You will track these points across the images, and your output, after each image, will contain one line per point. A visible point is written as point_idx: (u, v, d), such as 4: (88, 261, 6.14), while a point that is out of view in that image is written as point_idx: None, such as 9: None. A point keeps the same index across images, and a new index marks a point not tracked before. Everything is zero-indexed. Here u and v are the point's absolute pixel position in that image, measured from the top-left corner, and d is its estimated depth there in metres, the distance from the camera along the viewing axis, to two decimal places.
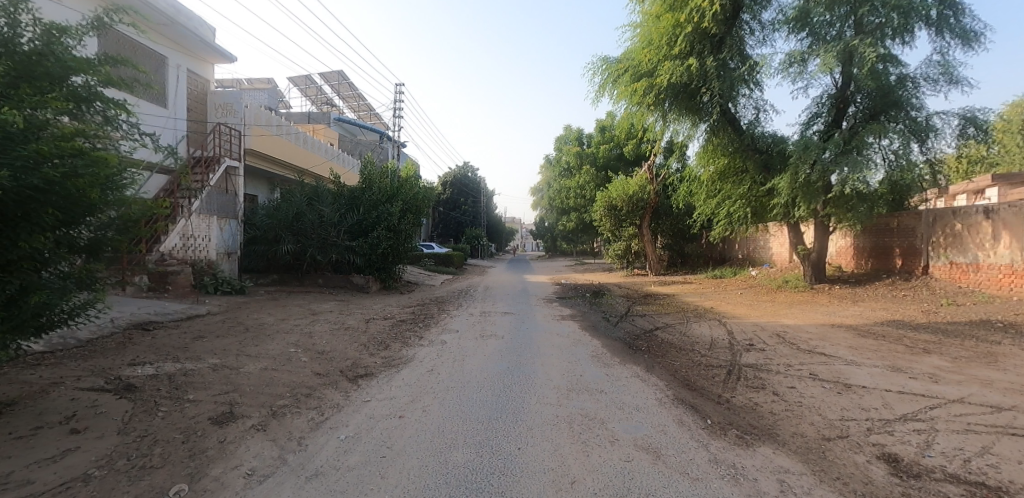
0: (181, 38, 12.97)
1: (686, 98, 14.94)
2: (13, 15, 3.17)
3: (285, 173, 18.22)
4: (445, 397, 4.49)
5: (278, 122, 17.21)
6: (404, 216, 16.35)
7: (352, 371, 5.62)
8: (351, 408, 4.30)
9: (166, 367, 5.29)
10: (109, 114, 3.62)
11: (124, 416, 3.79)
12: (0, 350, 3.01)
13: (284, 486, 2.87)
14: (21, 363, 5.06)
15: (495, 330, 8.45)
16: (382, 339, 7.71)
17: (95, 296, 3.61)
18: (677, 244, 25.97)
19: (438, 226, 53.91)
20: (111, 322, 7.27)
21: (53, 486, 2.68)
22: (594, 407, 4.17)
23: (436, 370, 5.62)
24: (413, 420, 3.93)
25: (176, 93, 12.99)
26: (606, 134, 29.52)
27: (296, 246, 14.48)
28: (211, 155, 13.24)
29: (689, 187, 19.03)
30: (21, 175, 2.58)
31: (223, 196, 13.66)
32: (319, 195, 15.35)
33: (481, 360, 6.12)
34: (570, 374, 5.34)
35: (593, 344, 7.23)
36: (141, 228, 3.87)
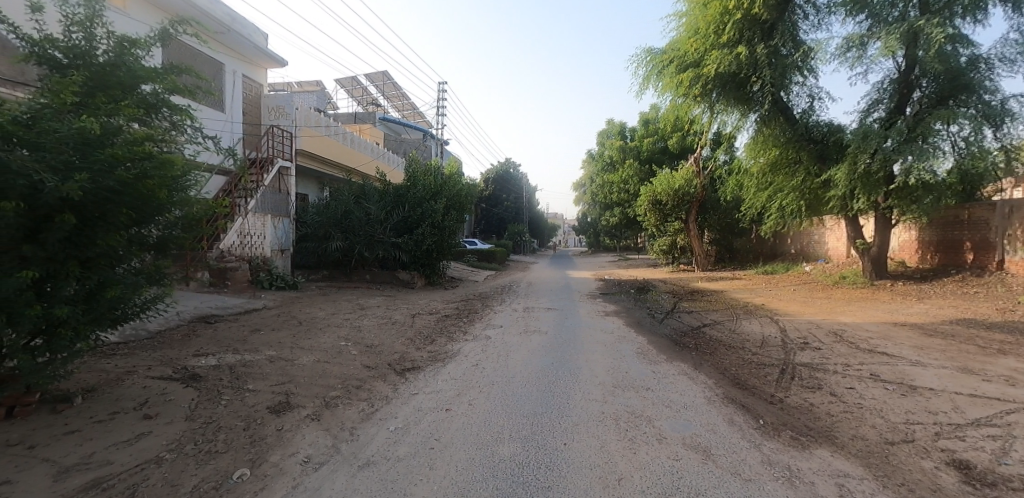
0: (237, 45, 13.51)
1: (735, 88, 14.53)
2: (89, 29, 3.33)
3: (335, 173, 18.83)
4: (491, 392, 4.49)
5: (327, 122, 17.78)
6: (448, 213, 16.44)
7: (399, 365, 5.74)
8: (400, 400, 4.39)
9: (227, 358, 5.55)
10: (175, 120, 3.77)
11: (191, 403, 4.02)
12: (83, 341, 3.31)
13: (338, 475, 3.12)
14: (99, 352, 5.43)
15: (540, 326, 8.46)
16: (428, 333, 7.87)
17: (163, 291, 3.83)
18: (726, 238, 25.09)
19: (480, 222, 54.49)
20: (178, 315, 7.72)
21: (130, 468, 3.02)
22: (641, 404, 4.08)
23: (481, 365, 5.65)
24: (459, 413, 3.97)
25: (233, 98, 13.57)
26: (649, 127, 28.90)
27: (345, 243, 15.02)
28: (265, 156, 13.74)
29: (738, 180, 18.43)
30: (99, 178, 2.94)
31: (277, 195, 14.15)
32: (366, 193, 15.82)
33: (525, 355, 6.10)
34: (614, 371, 5.24)
35: (639, 341, 7.07)
36: (204, 226, 4.07)
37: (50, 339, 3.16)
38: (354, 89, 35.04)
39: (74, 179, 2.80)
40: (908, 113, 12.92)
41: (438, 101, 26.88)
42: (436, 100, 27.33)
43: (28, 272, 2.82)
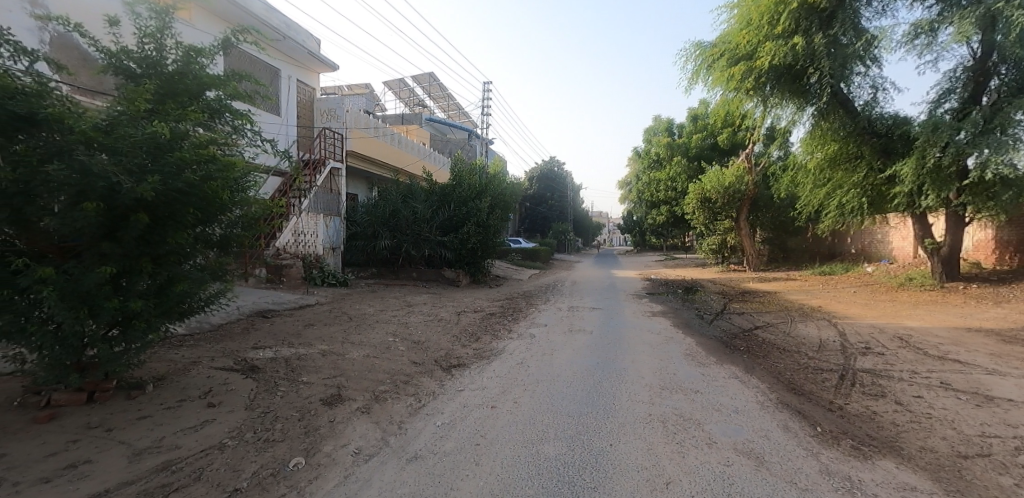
0: (292, 52, 14.10)
1: (790, 80, 13.88)
2: (160, 40, 3.52)
3: (382, 173, 19.35)
4: (536, 390, 4.50)
5: (376, 124, 18.27)
6: (492, 211, 16.47)
7: (445, 361, 5.84)
8: (446, 396, 4.47)
9: (283, 351, 5.81)
10: (236, 124, 3.94)
11: (251, 393, 4.24)
12: (153, 333, 3.54)
13: (387, 467, 3.21)
14: (169, 343, 5.82)
15: (584, 325, 8.40)
16: (473, 331, 7.97)
17: (225, 286, 4.03)
18: (779, 238, 24.57)
19: (524, 221, 54.77)
20: (238, 309, 8.13)
21: (196, 453, 3.24)
22: (689, 407, 3.99)
23: (525, 363, 5.65)
24: (504, 411, 4.00)
25: (288, 102, 14.13)
26: (698, 123, 28.15)
27: (393, 241, 15.54)
28: (317, 157, 14.15)
29: (793, 176, 17.67)
30: (169, 181, 3.15)
31: (328, 195, 14.61)
32: (413, 192, 16.19)
33: (570, 355, 6.05)
34: (661, 372, 5.14)
35: (686, 343, 6.91)
36: (263, 225, 4.27)
37: (125, 329, 3.41)
38: (402, 91, 35.91)
39: (148, 181, 3.00)
40: (984, 104, 12.04)
41: (483, 101, 27.16)
42: (481, 100, 27.61)
43: (103, 268, 3.07)
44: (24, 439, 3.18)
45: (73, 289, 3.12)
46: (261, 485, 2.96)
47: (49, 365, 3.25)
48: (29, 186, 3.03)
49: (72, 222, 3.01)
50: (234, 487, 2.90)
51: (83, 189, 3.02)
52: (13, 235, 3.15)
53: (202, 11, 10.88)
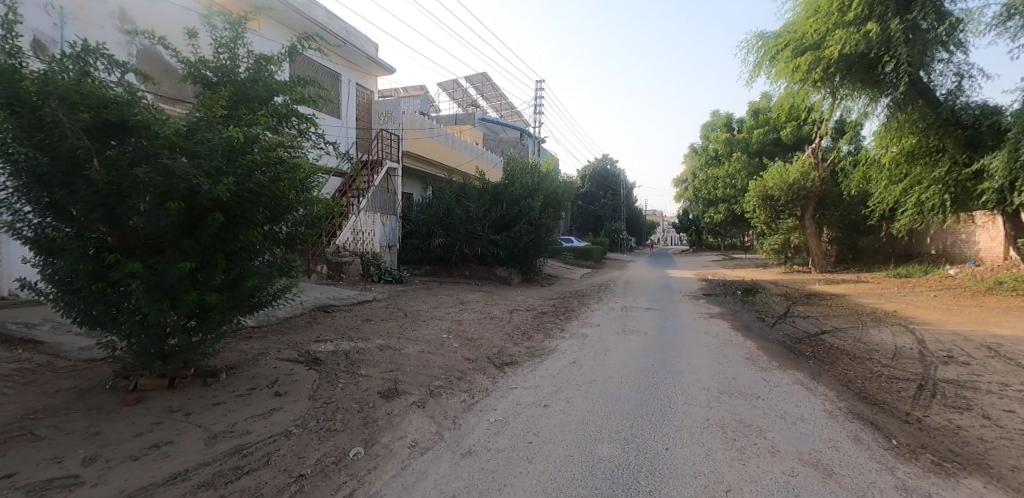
0: (352, 56, 14.63)
1: (864, 69, 12.85)
2: (234, 50, 3.75)
3: (437, 173, 19.70)
4: (588, 390, 4.49)
5: (431, 124, 18.64)
6: (545, 211, 16.64)
7: (498, 359, 5.88)
8: (498, 393, 4.51)
9: (343, 345, 6.05)
10: (301, 128, 4.13)
11: (314, 384, 4.46)
12: (227, 324, 3.79)
13: (442, 460, 3.29)
14: (240, 334, 6.22)
15: (638, 326, 8.19)
16: (525, 329, 8.01)
17: (291, 282, 4.24)
18: (848, 238, 22.85)
19: (576, 220, 54.27)
20: (303, 303, 8.56)
21: (265, 439, 3.45)
22: (750, 413, 3.85)
23: (578, 362, 5.63)
24: (557, 410, 4.02)
25: (347, 105, 14.66)
26: (760, 116, 26.04)
27: (446, 240, 15.99)
28: (376, 158, 14.46)
29: (865, 172, 16.65)
30: (242, 182, 3.35)
31: (385, 194, 15.02)
32: (465, 192, 16.41)
33: (624, 355, 5.97)
34: (720, 376, 4.99)
35: (747, 346, 6.66)
36: (326, 223, 4.46)
37: (202, 320, 3.66)
38: (455, 91, 36.41)
39: (223, 183, 3.19)
40: None
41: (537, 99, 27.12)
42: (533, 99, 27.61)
43: (185, 264, 3.31)
44: (116, 419, 3.50)
45: (159, 282, 3.39)
46: (324, 472, 3.11)
47: (137, 352, 3.54)
48: (121, 187, 3.30)
49: (158, 221, 3.26)
50: (300, 473, 3.07)
51: (167, 190, 3.26)
52: (107, 233, 3.45)
53: (268, 19, 11.39)
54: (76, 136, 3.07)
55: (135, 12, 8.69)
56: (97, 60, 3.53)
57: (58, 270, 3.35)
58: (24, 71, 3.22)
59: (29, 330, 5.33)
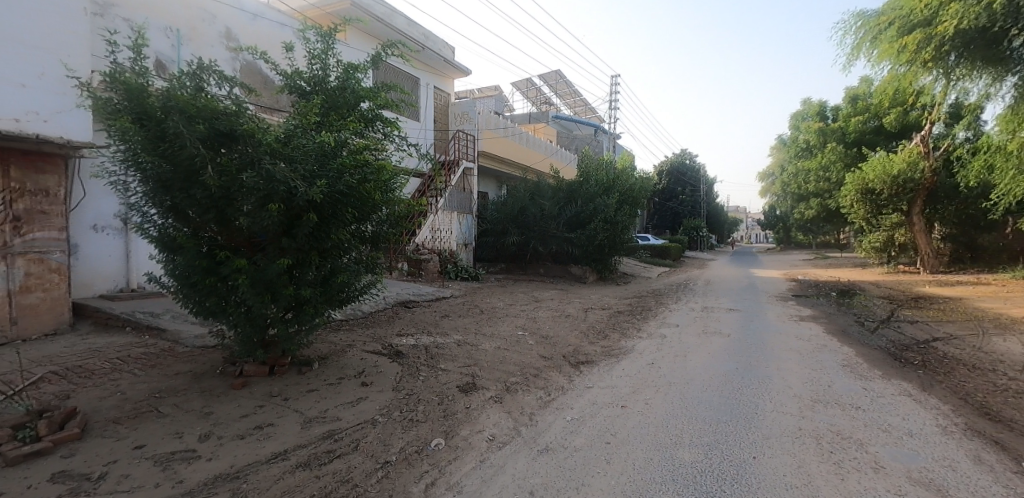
0: (431, 61, 15.29)
1: (987, 45, 10.05)
2: (325, 60, 4.02)
3: (512, 172, 19.84)
4: (667, 393, 4.41)
5: (505, 123, 18.77)
6: (620, 208, 16.28)
7: (573, 357, 5.87)
8: (575, 392, 4.55)
9: (423, 339, 6.32)
10: (385, 131, 4.35)
11: (396, 376, 4.71)
12: (319, 316, 4.08)
13: (520, 456, 3.35)
14: (330, 326, 6.70)
15: (720, 328, 7.81)
16: (601, 327, 7.92)
17: (376, 278, 4.49)
18: (966, 234, 20.72)
19: (653, 217, 50.63)
20: (386, 298, 9.01)
21: (354, 425, 3.68)
22: (849, 426, 3.60)
23: (657, 364, 5.50)
24: (635, 411, 4.01)
25: (427, 108, 15.39)
26: (857, 104, 23.13)
27: (521, 238, 16.25)
28: (453, 159, 14.96)
29: (985, 160, 15.58)
30: (333, 183, 3.58)
31: (462, 194, 15.47)
32: (540, 189, 16.57)
33: (705, 358, 5.76)
34: (814, 383, 4.70)
35: (844, 352, 6.20)
36: (408, 222, 4.67)
37: (298, 313, 3.98)
38: (529, 90, 35.89)
39: (317, 185, 3.43)
40: None
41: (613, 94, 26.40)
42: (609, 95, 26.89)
43: (285, 260, 3.60)
44: (225, 401, 3.89)
45: (262, 277, 3.68)
46: (407, 460, 3.26)
47: (243, 341, 3.90)
48: (230, 191, 3.61)
49: (261, 221, 3.54)
50: (386, 460, 3.24)
51: (268, 193, 3.53)
52: (219, 232, 3.81)
53: (356, 31, 12.16)
54: (194, 145, 3.41)
55: (240, 30, 9.39)
56: (209, 76, 3.89)
57: (177, 265, 3.73)
58: (151, 89, 3.62)
59: (154, 319, 6.03)
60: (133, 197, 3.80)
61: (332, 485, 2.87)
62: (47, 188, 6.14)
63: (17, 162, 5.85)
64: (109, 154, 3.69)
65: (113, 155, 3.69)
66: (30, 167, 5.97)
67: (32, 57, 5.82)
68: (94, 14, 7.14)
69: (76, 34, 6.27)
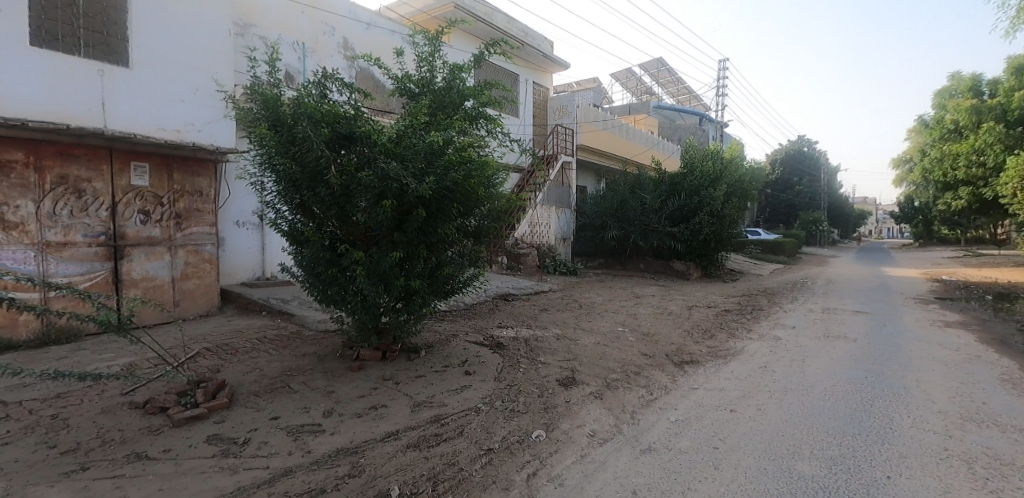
0: (529, 56, 15.69)
1: None
2: (432, 62, 4.23)
3: (612, 164, 19.39)
4: (784, 400, 4.17)
5: (606, 116, 18.34)
6: (728, 200, 15.43)
7: (677, 356, 5.69)
8: (680, 393, 4.44)
9: (522, 332, 6.48)
10: (487, 129, 4.50)
11: (498, 367, 4.88)
12: (427, 307, 4.34)
13: (622, 453, 3.31)
14: (435, 316, 7.09)
15: (843, 332, 7.11)
16: (706, 326, 7.58)
17: (478, 271, 4.67)
18: None
19: (764, 210, 44.69)
20: (486, 291, 9.34)
21: (460, 411, 3.87)
22: (1012, 450, 3.14)
23: (771, 367, 5.17)
24: (746, 417, 3.84)
25: (526, 102, 15.80)
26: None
27: (621, 232, 16.14)
28: (552, 153, 15.17)
29: None
30: (440, 180, 3.75)
31: (560, 188, 15.60)
32: (641, 183, 16.34)
33: (828, 363, 5.30)
34: (965, 399, 4.13)
35: (1006, 366, 5.35)
36: (508, 217, 4.79)
37: (408, 303, 4.24)
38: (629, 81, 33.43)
39: (426, 182, 3.62)
40: None
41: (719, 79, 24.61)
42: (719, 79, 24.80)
43: (397, 253, 3.85)
44: (345, 381, 4.26)
45: (376, 269, 3.96)
46: (510, 449, 3.34)
47: (360, 327, 4.23)
48: (348, 189, 3.89)
49: (377, 217, 3.80)
50: (489, 447, 3.34)
51: (382, 191, 3.77)
52: (339, 227, 4.16)
53: (459, 32, 12.70)
54: (319, 148, 3.73)
55: (355, 39, 10.23)
56: (331, 84, 4.25)
57: (304, 257, 4.12)
58: (282, 98, 4.01)
59: (285, 305, 6.78)
60: (268, 195, 4.25)
61: (440, 467, 3.03)
62: (201, 189, 7.01)
63: (178, 167, 6.73)
64: (250, 158, 4.16)
65: (254, 159, 4.15)
66: (188, 171, 6.83)
67: (192, 76, 7.00)
68: (236, 34, 8.09)
69: (221, 53, 7.29)
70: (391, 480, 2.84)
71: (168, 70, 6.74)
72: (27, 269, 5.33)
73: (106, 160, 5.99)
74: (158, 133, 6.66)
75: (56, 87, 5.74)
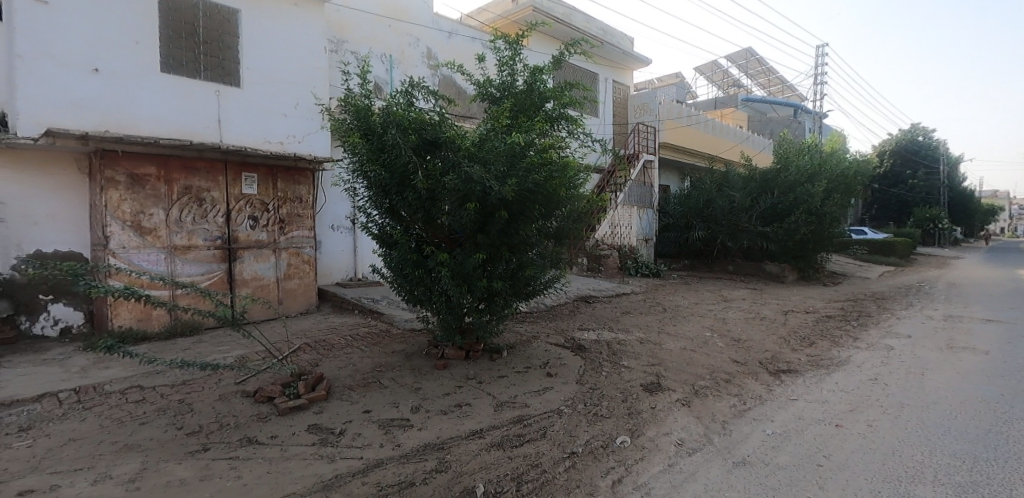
0: (608, 55, 15.62)
1: None
2: (512, 66, 4.31)
3: (697, 162, 18.55)
4: (902, 417, 3.76)
5: (689, 112, 17.72)
6: (829, 197, 14.12)
7: (772, 364, 5.33)
8: (777, 404, 4.15)
9: (603, 335, 6.38)
10: (568, 129, 4.51)
11: (579, 369, 4.85)
12: (509, 308, 4.41)
13: (713, 465, 3.13)
14: (516, 317, 7.20)
15: (972, 343, 6.26)
16: (804, 333, 7.03)
17: (560, 273, 4.70)
18: None
19: (871, 207, 38.23)
20: (566, 293, 9.33)
21: (543, 412, 3.88)
22: None
23: (882, 380, 4.70)
24: (856, 433, 3.51)
25: (606, 101, 15.78)
26: None
27: (707, 233, 15.52)
28: (633, 152, 14.93)
29: None
30: (522, 181, 3.78)
31: (642, 187, 15.25)
32: (729, 180, 15.72)
33: (956, 377, 4.71)
34: None
35: None
36: (589, 217, 4.75)
37: (490, 303, 4.33)
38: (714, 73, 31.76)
39: (509, 184, 3.65)
40: None
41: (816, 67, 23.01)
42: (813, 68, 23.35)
43: (481, 254, 3.94)
44: (431, 378, 4.42)
45: (460, 270, 4.07)
46: (594, 453, 3.28)
47: (445, 327, 4.36)
48: (433, 192, 4.02)
49: (461, 218, 3.90)
50: (572, 450, 3.29)
51: (466, 194, 3.84)
52: (425, 230, 4.32)
53: (538, 35, 12.94)
54: (406, 153, 3.89)
55: (438, 48, 10.66)
56: (418, 92, 4.44)
57: (392, 259, 4.30)
58: (372, 108, 4.24)
59: (374, 304, 7.18)
60: (360, 200, 4.51)
61: (524, 468, 3.02)
62: (301, 196, 7.58)
63: (282, 176, 7.33)
64: (343, 165, 4.42)
65: (347, 166, 4.41)
66: (289, 179, 7.42)
67: (294, 91, 7.61)
68: (332, 51, 8.77)
69: (317, 69, 7.87)
70: (476, 477, 2.88)
71: (273, 87, 7.37)
72: (158, 269, 6.05)
73: (222, 172, 6.66)
74: (265, 145, 7.28)
75: (181, 106, 6.47)
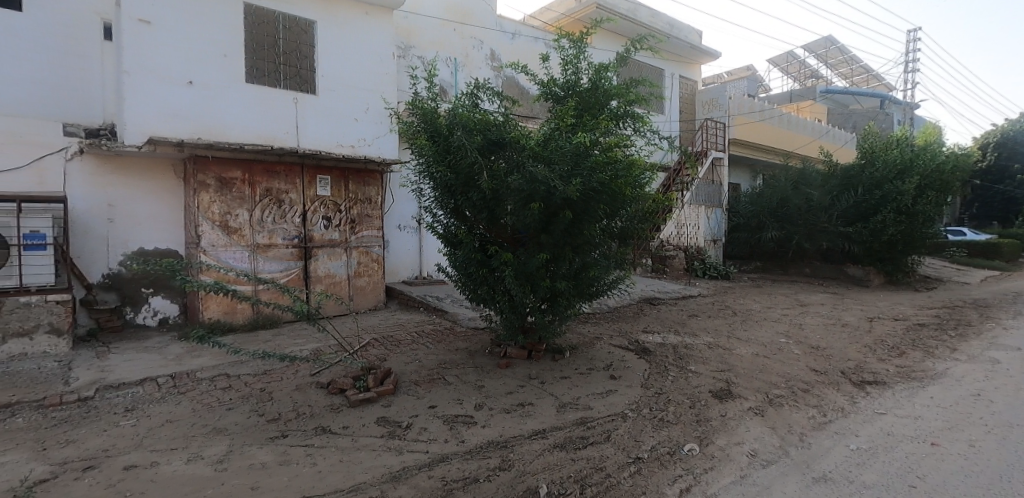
0: (675, 49, 15.30)
1: None
2: (576, 64, 4.30)
3: (771, 159, 17.73)
4: (1012, 438, 3.38)
5: (762, 106, 16.89)
6: (922, 195, 12.64)
7: (855, 375, 4.97)
8: (863, 418, 3.87)
9: (669, 338, 6.20)
10: (634, 127, 4.43)
11: (644, 373, 4.75)
12: (572, 309, 4.40)
13: (790, 479, 2.95)
14: (579, 318, 7.14)
15: None
16: (893, 343, 6.48)
17: (625, 273, 4.63)
18: None
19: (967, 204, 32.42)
20: (630, 294, 9.17)
21: (606, 415, 3.83)
22: None
23: (988, 397, 4.25)
24: (955, 454, 3.18)
25: (674, 96, 15.33)
26: None
27: (781, 232, 14.91)
28: (700, 150, 14.45)
29: None
30: (587, 180, 3.73)
31: (710, 186, 14.77)
32: (806, 176, 14.95)
33: None
34: None
35: None
36: (654, 217, 4.63)
37: (553, 304, 4.33)
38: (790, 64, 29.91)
39: (575, 184, 3.61)
40: None
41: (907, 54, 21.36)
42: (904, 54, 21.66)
43: (544, 254, 3.95)
44: (494, 377, 4.47)
45: (523, 270, 4.09)
46: (660, 460, 3.19)
47: (509, 326, 4.41)
48: (497, 192, 4.05)
49: (525, 219, 3.91)
50: (637, 456, 3.22)
51: (530, 194, 3.82)
52: (489, 230, 4.38)
53: (603, 32, 12.87)
54: (472, 154, 3.95)
55: (501, 50, 10.78)
56: (483, 94, 4.52)
57: (457, 258, 4.39)
58: (439, 111, 4.35)
59: (437, 302, 7.38)
60: (426, 201, 4.66)
61: (587, 470, 2.99)
62: (370, 197, 7.91)
63: (354, 178, 7.69)
64: (411, 167, 4.56)
65: (414, 167, 4.55)
66: (361, 182, 7.79)
67: (365, 96, 7.97)
68: (400, 57, 9.13)
69: (382, 75, 8.17)
70: (540, 477, 2.88)
71: (343, 93, 7.72)
72: (243, 266, 6.52)
73: (299, 174, 7.09)
74: (337, 149, 7.68)
75: (263, 115, 6.93)
